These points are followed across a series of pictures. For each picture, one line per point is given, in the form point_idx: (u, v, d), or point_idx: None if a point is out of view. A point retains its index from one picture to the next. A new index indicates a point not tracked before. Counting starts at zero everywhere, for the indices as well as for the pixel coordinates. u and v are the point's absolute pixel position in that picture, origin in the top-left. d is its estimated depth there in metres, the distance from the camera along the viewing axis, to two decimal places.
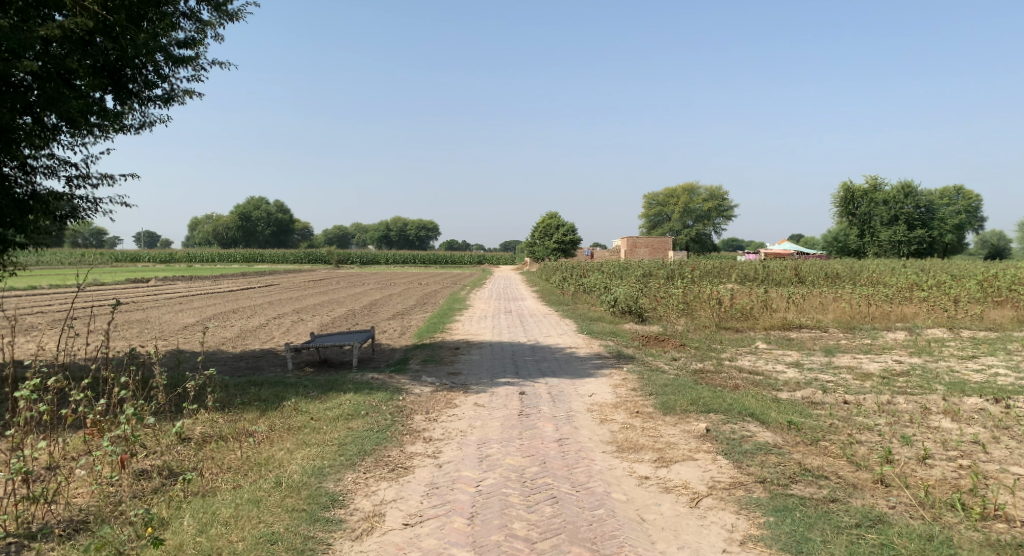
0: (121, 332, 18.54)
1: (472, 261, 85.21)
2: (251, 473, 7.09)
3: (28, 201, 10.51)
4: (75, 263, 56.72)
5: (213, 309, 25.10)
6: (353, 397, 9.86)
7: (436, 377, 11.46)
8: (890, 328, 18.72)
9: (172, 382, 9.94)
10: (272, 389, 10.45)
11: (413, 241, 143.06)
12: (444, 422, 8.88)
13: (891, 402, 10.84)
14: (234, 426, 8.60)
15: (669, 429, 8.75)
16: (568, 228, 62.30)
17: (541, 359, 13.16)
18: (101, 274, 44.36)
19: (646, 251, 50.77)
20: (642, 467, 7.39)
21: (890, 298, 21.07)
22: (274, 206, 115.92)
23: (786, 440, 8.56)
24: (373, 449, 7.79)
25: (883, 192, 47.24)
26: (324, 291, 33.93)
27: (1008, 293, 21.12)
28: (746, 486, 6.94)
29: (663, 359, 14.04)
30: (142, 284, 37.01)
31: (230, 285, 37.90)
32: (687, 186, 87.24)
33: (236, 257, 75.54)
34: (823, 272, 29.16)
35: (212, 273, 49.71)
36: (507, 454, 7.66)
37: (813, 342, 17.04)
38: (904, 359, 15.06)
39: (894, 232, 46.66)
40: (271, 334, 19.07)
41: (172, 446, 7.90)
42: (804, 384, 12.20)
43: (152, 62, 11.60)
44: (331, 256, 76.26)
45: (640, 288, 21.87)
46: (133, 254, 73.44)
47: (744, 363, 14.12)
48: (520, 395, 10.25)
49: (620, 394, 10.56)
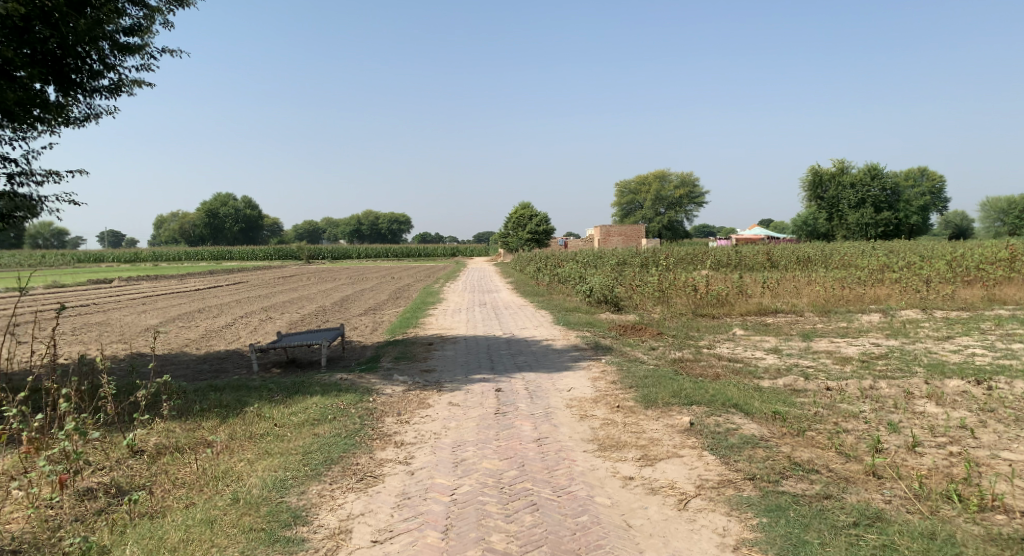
0: (80, 336, 17.82)
1: (445, 252, 84.60)
2: (206, 488, 6.59)
3: None
4: (36, 265, 55.20)
5: (177, 309, 24.35)
6: (320, 400, 9.36)
7: (409, 375, 10.98)
8: (865, 311, 18.57)
9: (125, 390, 9.40)
10: (234, 394, 9.90)
11: (384, 234, 141.90)
12: (417, 424, 8.42)
13: (874, 387, 10.57)
14: (192, 436, 8.12)
15: (652, 424, 8.38)
16: (541, 218, 62.01)
17: (517, 353, 12.73)
18: (65, 275, 43.09)
19: (619, 239, 50.59)
20: (626, 467, 7.01)
21: (863, 280, 20.97)
22: (243, 201, 114.17)
23: (772, 431, 8.23)
24: (340, 458, 7.31)
25: (850, 174, 47.51)
26: (292, 288, 33.10)
27: (978, 272, 21.10)
28: (736, 484, 6.59)
29: (641, 348, 13.70)
30: (105, 285, 35.83)
31: (196, 284, 37.00)
32: (658, 172, 87.44)
33: (205, 255, 74.27)
34: (796, 256, 29.09)
35: (179, 272, 48.57)
36: (484, 457, 7.23)
37: (790, 326, 16.83)
38: (881, 341, 14.87)
39: (861, 215, 46.80)
40: (237, 334, 18.47)
41: (124, 460, 7.44)
42: (784, 371, 11.92)
43: (96, 50, 10.94)
44: (302, 252, 75.10)
45: (615, 276, 21.56)
46: (98, 254, 71.77)
47: (723, 351, 13.83)
48: (496, 391, 9.83)
49: (600, 387, 10.18)
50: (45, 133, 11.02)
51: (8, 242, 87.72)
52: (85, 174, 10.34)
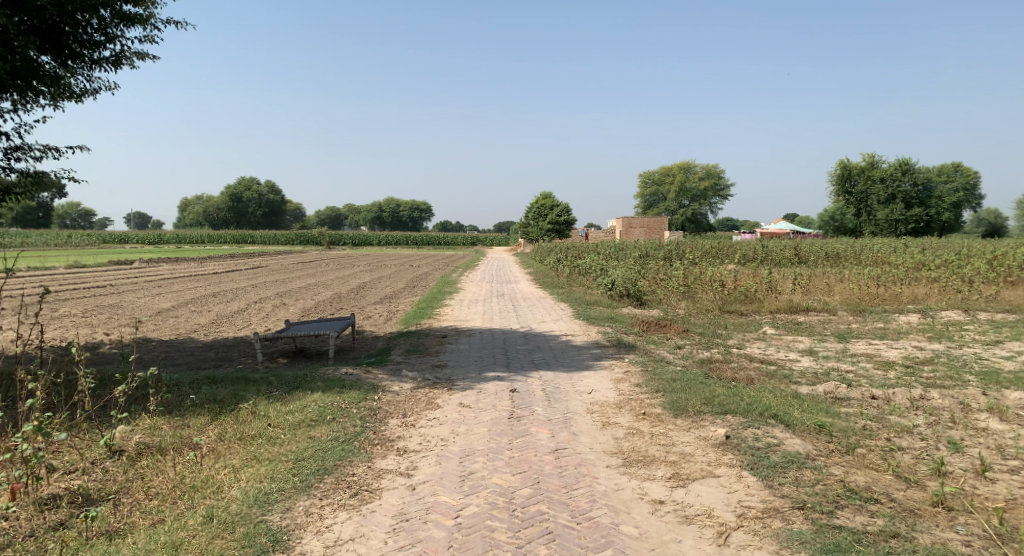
0: (88, 318, 17.27)
1: (465, 241, 83.73)
2: (178, 503, 5.95)
3: None
4: (59, 245, 55.33)
5: (192, 293, 23.88)
6: (320, 397, 8.58)
7: (419, 371, 10.19)
8: (902, 311, 17.53)
9: (111, 383, 8.78)
10: (231, 388, 9.17)
11: (405, 222, 141.56)
12: (423, 428, 7.63)
13: (925, 397, 9.63)
14: (179, 435, 7.42)
15: (683, 436, 7.54)
16: (563, 208, 61.00)
17: (535, 349, 11.90)
18: (85, 256, 42.89)
19: (641, 231, 49.52)
20: (655, 488, 6.20)
21: (899, 279, 19.90)
22: (266, 187, 114.13)
23: (819, 448, 7.37)
24: (335, 467, 6.55)
25: (881, 169, 46.13)
26: (310, 273, 32.49)
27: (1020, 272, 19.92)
28: (783, 515, 5.77)
29: (666, 347, 12.83)
30: (126, 265, 35.50)
31: (215, 268, 36.55)
32: (683, 163, 86.16)
33: (228, 239, 74.41)
34: (825, 251, 27.95)
35: (202, 256, 48.19)
36: (494, 471, 6.43)
37: (823, 326, 15.86)
38: (924, 344, 13.84)
39: (891, 211, 45.28)
40: (249, 320, 17.88)
41: (100, 461, 6.77)
42: (822, 375, 11.00)
43: (97, 19, 10.21)
44: (322, 237, 74.59)
45: (638, 269, 20.66)
46: (121, 234, 72.02)
47: (754, 351, 12.93)
48: (511, 392, 9.01)
49: (624, 391, 9.33)
50: (43, 106, 10.26)
51: (36, 222, 88.65)
52: (86, 150, 9.73)
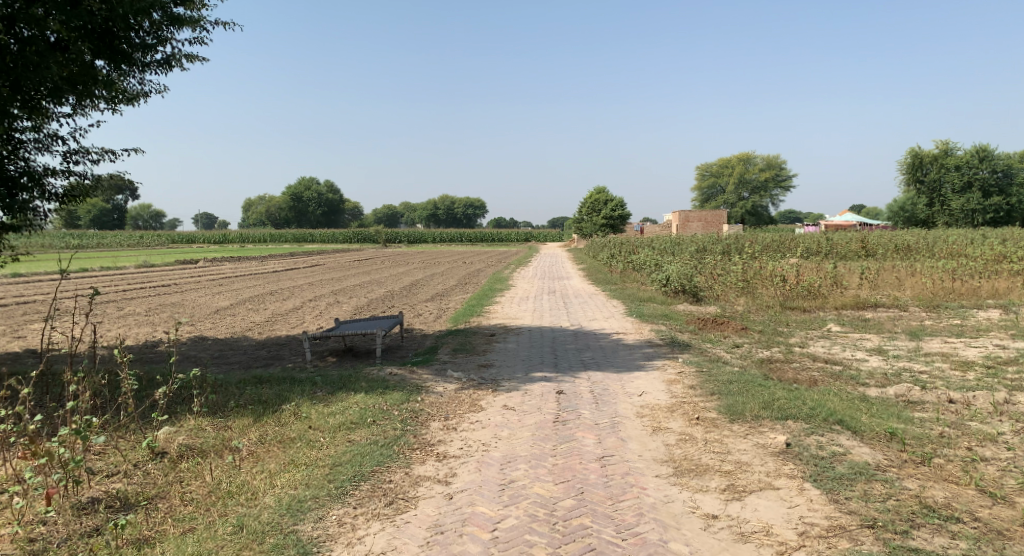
0: (148, 317, 17.54)
1: (520, 237, 83.40)
2: (211, 512, 5.82)
3: (23, 181, 9.34)
4: (129, 245, 57.22)
5: (250, 291, 24.19)
6: (363, 398, 8.38)
7: (465, 371, 9.93)
8: (980, 306, 16.51)
9: (157, 385, 8.72)
10: (275, 388, 9.05)
11: (461, 219, 142.13)
12: (465, 432, 7.35)
13: (1010, 402, 8.93)
14: (221, 437, 7.29)
15: (739, 443, 7.09)
16: (618, 202, 60.21)
17: (585, 348, 11.52)
18: (151, 256, 44.11)
19: (698, 225, 48.45)
20: (708, 501, 5.82)
21: (976, 272, 18.84)
22: (326, 186, 115.90)
23: (889, 460, 6.87)
24: (372, 473, 6.33)
25: (955, 155, 44.15)
26: (365, 271, 32.70)
27: None
28: (851, 534, 5.40)
29: (723, 345, 12.29)
30: (191, 264, 36.35)
31: (274, 266, 37.11)
32: (742, 154, 84.36)
33: (289, 237, 75.87)
34: (894, 244, 26.73)
35: (262, 254, 49.07)
36: (536, 479, 6.11)
37: (893, 323, 15.05)
38: (1005, 343, 12.96)
39: (967, 200, 43.13)
40: (302, 318, 17.91)
41: (142, 463, 6.68)
42: (893, 377, 10.35)
43: (149, 22, 10.09)
44: (380, 235, 75.37)
45: (695, 265, 20.04)
46: (187, 234, 74.19)
47: (818, 350, 12.28)
48: (558, 394, 8.66)
49: (677, 393, 8.88)
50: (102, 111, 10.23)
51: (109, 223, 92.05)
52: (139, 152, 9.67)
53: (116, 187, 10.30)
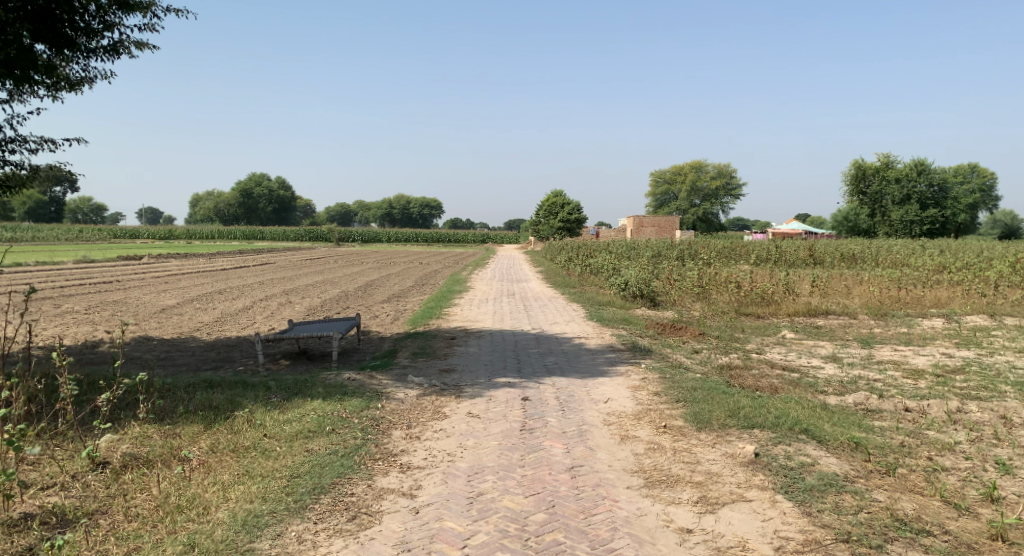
0: (89, 315, 16.79)
1: (473, 239, 83.16)
2: (159, 529, 5.48)
3: None
4: (68, 239, 55.21)
5: (199, 289, 23.47)
6: (320, 404, 8.05)
7: (425, 376, 9.66)
8: (925, 315, 16.87)
9: (99, 390, 8.25)
10: (227, 393, 8.65)
11: (414, 219, 141.25)
12: (429, 441, 7.11)
13: (963, 411, 9.06)
14: (168, 445, 6.90)
15: (708, 453, 7.00)
16: (574, 207, 60.37)
17: (547, 353, 11.36)
18: (92, 251, 42.57)
19: (651, 231, 48.87)
20: (681, 514, 5.70)
21: (920, 282, 19.28)
22: (276, 183, 113.80)
23: (855, 470, 6.85)
24: (332, 485, 6.04)
25: (895, 168, 45.33)
26: (317, 270, 32.06)
27: None
28: (826, 548, 5.34)
29: (683, 351, 12.26)
30: (135, 261, 35.14)
31: (223, 264, 36.19)
32: (696, 163, 85.44)
33: (238, 235, 74.24)
34: (840, 252, 27.28)
35: (210, 251, 47.86)
36: (506, 492, 5.91)
37: (844, 331, 15.26)
38: (952, 351, 13.23)
39: (905, 212, 44.43)
40: (253, 318, 17.37)
41: (82, 475, 6.27)
42: (849, 384, 10.43)
43: (95, 6, 9.53)
44: (332, 233, 74.25)
45: (651, 270, 20.08)
46: (131, 229, 71.98)
47: (775, 357, 12.34)
48: (522, 401, 8.47)
49: (642, 401, 8.76)
50: (42, 98, 9.67)
51: (49, 216, 88.76)
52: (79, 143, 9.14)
53: (54, 178, 9.74)
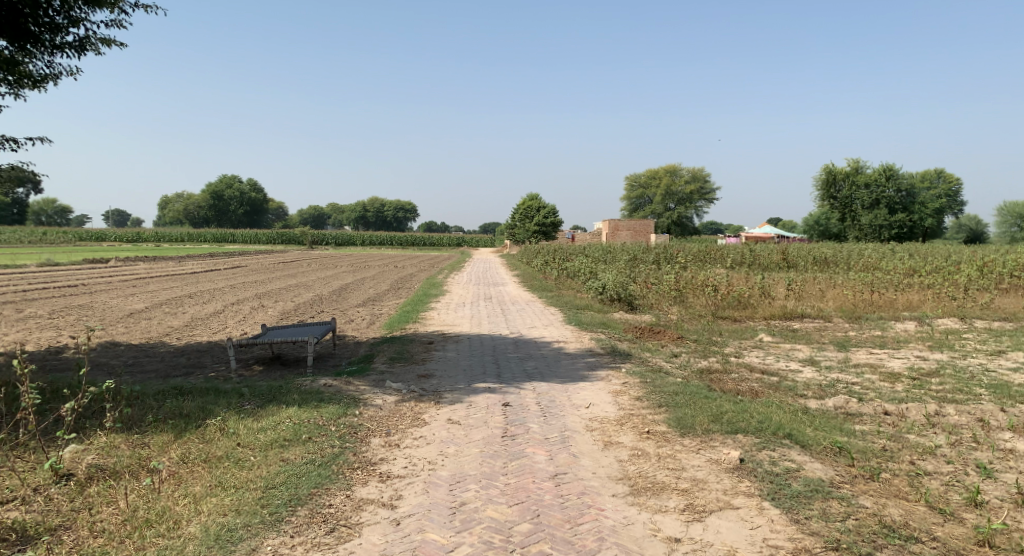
0: (54, 320, 16.32)
1: (448, 242, 82.80)
2: (129, 546, 5.27)
3: None
4: (33, 242, 54.02)
5: (168, 293, 22.97)
6: (296, 412, 7.83)
7: (403, 382, 9.47)
8: (898, 318, 16.98)
9: (63, 398, 7.96)
10: (199, 400, 8.39)
11: (389, 222, 140.53)
12: (409, 448, 6.93)
13: (941, 414, 9.06)
14: (136, 455, 6.65)
15: (693, 459, 6.90)
16: (550, 210, 60.34)
17: (526, 357, 11.22)
18: (60, 253, 41.68)
19: (627, 233, 49.02)
20: (668, 524, 5.60)
21: (893, 285, 19.43)
22: (249, 185, 112.54)
23: (840, 475, 6.80)
24: (309, 497, 5.86)
25: (865, 174, 45.71)
26: (290, 273, 31.60)
27: (1010, 281, 19.83)
28: None
29: (662, 355, 12.19)
30: (102, 264, 34.45)
31: (194, 267, 35.56)
32: (670, 167, 85.83)
33: (210, 237, 73.23)
34: (814, 256, 27.47)
35: (181, 254, 47.11)
36: (489, 500, 5.78)
37: (820, 334, 15.29)
38: (926, 354, 13.30)
39: (875, 216, 45.00)
40: (225, 323, 17.01)
41: (45, 488, 6.02)
42: (828, 388, 10.41)
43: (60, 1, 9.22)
44: (305, 236, 73.49)
45: (628, 273, 20.02)
46: (99, 231, 70.71)
47: (753, 360, 12.31)
48: (503, 407, 8.31)
49: (624, 406, 8.65)
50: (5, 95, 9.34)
51: (14, 217, 86.90)
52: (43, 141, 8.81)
53: (18, 178, 9.40)
